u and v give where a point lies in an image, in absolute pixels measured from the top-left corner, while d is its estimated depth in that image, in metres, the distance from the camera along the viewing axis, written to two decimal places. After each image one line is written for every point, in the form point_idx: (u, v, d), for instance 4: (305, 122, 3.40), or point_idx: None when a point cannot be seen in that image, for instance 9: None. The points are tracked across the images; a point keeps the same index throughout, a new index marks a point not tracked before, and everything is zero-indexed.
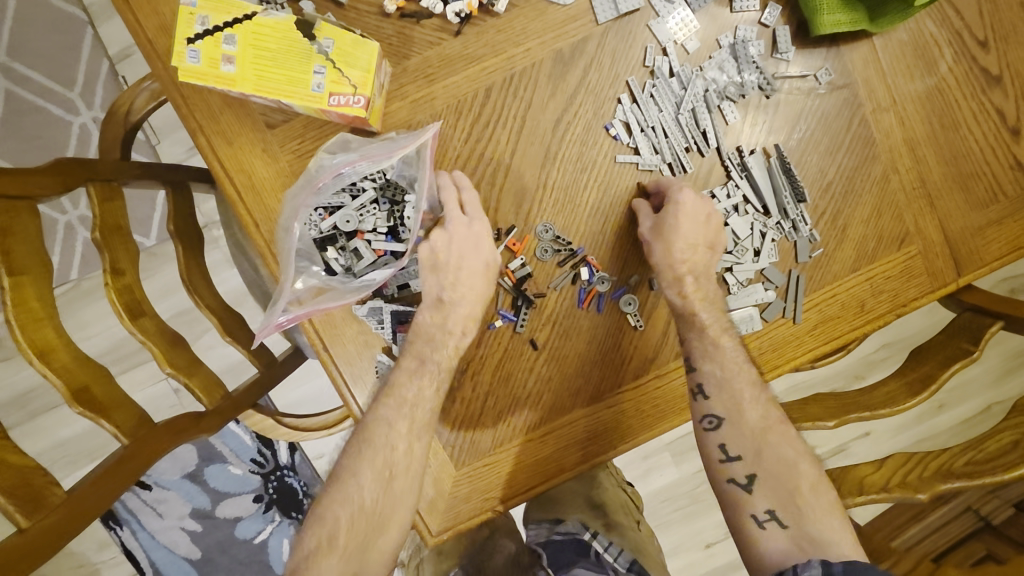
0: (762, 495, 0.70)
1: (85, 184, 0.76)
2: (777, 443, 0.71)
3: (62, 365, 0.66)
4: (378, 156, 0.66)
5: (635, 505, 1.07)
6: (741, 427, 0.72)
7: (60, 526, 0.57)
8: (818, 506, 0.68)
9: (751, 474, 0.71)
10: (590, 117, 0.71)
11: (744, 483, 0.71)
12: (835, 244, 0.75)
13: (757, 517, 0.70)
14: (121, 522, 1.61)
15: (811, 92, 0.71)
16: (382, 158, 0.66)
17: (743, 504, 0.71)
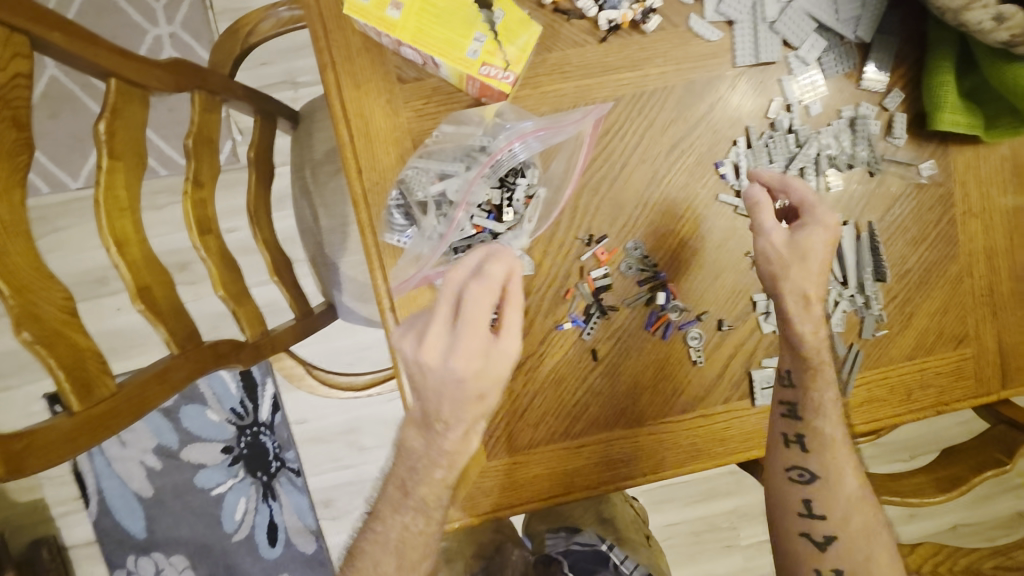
0: (834, 555, 0.74)
1: (193, 90, 0.75)
2: (865, 514, 0.74)
3: (133, 260, 0.65)
4: (532, 130, 0.68)
5: (640, 519, 1.11)
6: (838, 493, 0.74)
7: (102, 418, 0.56)
8: (885, 569, 0.73)
9: (829, 535, 0.74)
10: (704, 150, 0.73)
11: (819, 540, 0.75)
12: (898, 329, 0.77)
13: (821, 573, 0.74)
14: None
15: (912, 181, 0.74)
16: (535, 133, 0.68)
17: (810, 556, 0.75)
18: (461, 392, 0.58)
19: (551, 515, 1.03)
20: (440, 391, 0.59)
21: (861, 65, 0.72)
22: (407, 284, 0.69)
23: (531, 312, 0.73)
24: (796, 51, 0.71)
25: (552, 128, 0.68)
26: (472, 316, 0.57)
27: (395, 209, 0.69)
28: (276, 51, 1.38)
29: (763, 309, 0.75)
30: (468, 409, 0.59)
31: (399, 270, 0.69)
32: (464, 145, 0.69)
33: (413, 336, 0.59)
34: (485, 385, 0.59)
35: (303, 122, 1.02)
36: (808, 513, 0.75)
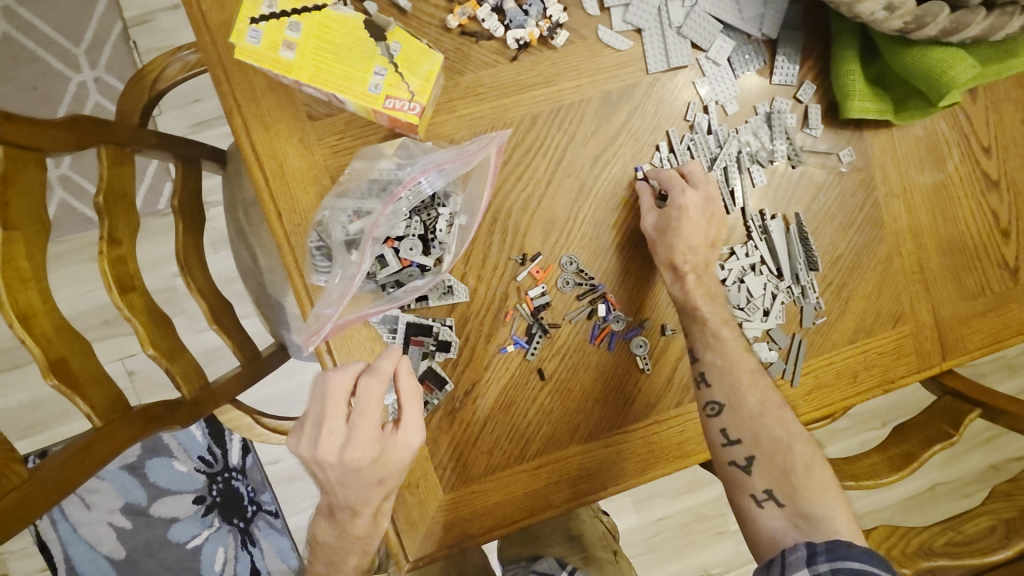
0: (760, 475, 0.72)
1: (98, 145, 0.73)
2: (774, 425, 0.72)
3: (43, 332, 0.62)
4: (440, 163, 0.65)
5: (611, 535, 1.09)
6: (740, 413, 0.72)
7: (12, 511, 0.53)
8: (813, 485, 0.70)
9: (750, 455, 0.72)
10: (628, 159, 0.73)
11: (745, 464, 0.72)
12: (837, 314, 0.78)
13: (756, 496, 0.72)
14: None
15: (833, 169, 0.75)
16: (444, 165, 0.65)
17: (745, 484, 0.72)
18: (359, 481, 0.61)
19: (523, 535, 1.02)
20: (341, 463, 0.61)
21: (771, 61, 0.73)
22: (320, 333, 0.65)
23: (472, 338, 0.72)
24: (707, 52, 0.72)
25: (462, 158, 0.66)
26: (359, 418, 0.60)
27: (317, 251, 0.68)
28: (206, 87, 1.35)
29: None
30: (369, 492, 0.62)
31: (315, 317, 0.65)
32: (377, 179, 0.68)
33: (310, 435, 0.61)
34: (383, 472, 0.61)
35: (231, 162, 0.99)
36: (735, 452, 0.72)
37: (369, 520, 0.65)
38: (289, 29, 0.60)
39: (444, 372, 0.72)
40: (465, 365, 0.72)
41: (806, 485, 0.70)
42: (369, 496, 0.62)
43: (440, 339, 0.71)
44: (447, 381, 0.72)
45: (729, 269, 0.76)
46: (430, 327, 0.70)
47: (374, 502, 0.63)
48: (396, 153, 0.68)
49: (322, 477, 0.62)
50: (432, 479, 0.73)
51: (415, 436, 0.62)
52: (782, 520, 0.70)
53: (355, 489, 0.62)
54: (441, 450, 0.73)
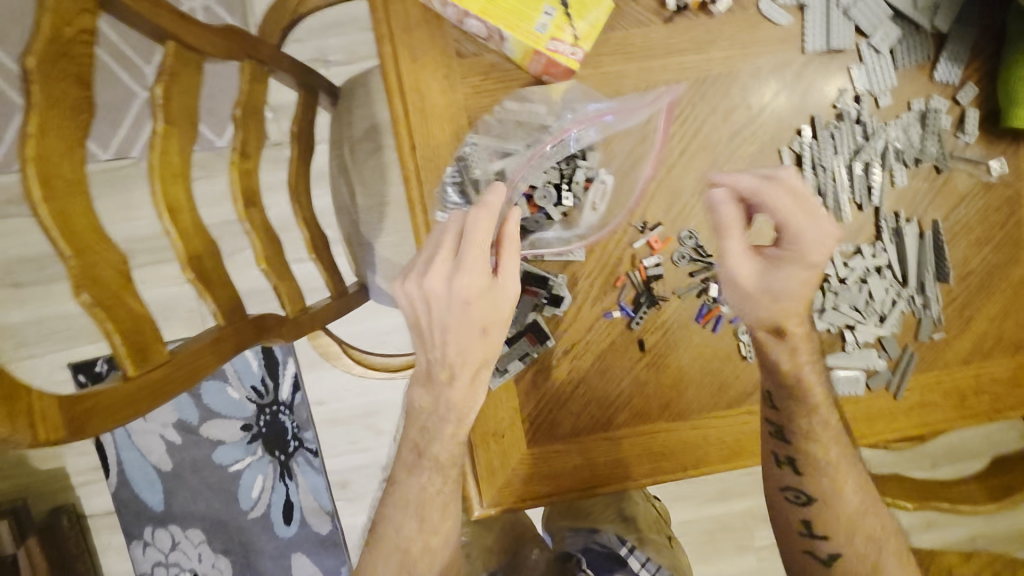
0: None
1: (243, 59, 0.74)
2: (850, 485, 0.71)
3: (184, 228, 0.64)
4: (602, 116, 0.65)
5: (663, 521, 1.05)
6: (835, 513, 0.71)
7: (153, 388, 0.54)
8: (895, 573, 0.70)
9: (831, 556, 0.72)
10: (766, 140, 0.71)
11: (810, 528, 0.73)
12: (956, 332, 0.75)
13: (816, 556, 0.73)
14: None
15: (980, 179, 0.72)
16: (606, 118, 0.65)
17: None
18: (466, 321, 0.60)
19: (571, 508, 0.99)
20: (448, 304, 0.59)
21: (934, 57, 0.70)
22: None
23: (580, 298, 0.71)
24: (869, 39, 0.69)
25: (626, 111, 0.66)
26: (467, 254, 0.58)
27: (451, 188, 0.67)
28: (310, 27, 1.37)
29: (819, 306, 0.73)
30: (474, 343, 0.61)
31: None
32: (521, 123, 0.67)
33: (416, 277, 0.60)
34: (488, 318, 0.60)
35: (344, 98, 1.00)
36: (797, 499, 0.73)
37: (467, 384, 0.63)
38: None
39: (547, 328, 0.71)
40: (569, 323, 0.72)
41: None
42: (472, 347, 0.61)
43: (553, 294, 0.70)
44: (549, 337, 0.71)
45: (852, 268, 0.72)
46: (544, 279, 0.69)
47: (477, 358, 0.62)
48: (545, 100, 0.67)
49: (426, 327, 0.61)
50: (518, 432, 0.73)
51: (514, 284, 0.60)
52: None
53: (456, 339, 0.61)
54: (531, 405, 0.73)
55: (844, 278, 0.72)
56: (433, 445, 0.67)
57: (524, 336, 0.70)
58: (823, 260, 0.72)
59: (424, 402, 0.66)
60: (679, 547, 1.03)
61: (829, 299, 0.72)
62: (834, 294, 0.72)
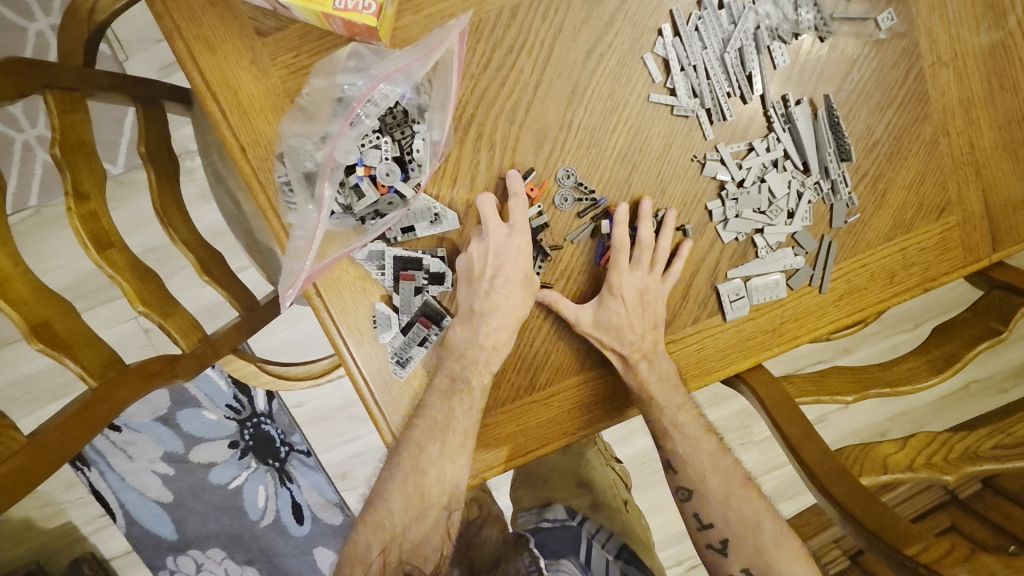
0: (735, 557, 0.71)
1: (41, 91, 0.66)
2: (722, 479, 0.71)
3: (18, 296, 0.59)
4: (407, 65, 0.59)
5: (623, 483, 1.15)
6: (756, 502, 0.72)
7: (13, 477, 0.52)
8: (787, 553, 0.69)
9: (726, 542, 0.71)
10: (626, 49, 0.63)
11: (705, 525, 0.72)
12: (873, 210, 0.69)
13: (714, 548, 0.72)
14: (86, 462, 1.54)
15: (869, 39, 0.65)
16: (413, 67, 0.59)
17: (723, 566, 0.72)
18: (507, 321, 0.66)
19: (533, 477, 1.07)
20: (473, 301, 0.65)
21: None
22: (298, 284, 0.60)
23: None
24: None
25: (428, 52, 0.59)
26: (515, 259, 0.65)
27: (285, 186, 0.61)
28: None
29: (721, 217, 0.68)
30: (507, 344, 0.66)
31: (285, 269, 0.60)
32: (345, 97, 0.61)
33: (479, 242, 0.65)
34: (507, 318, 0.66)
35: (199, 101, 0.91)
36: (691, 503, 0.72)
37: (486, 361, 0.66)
38: None
39: (440, 306, 0.67)
40: None
41: (773, 552, 0.69)
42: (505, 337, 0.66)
43: (432, 272, 0.65)
44: (444, 315, 0.67)
45: (747, 168, 0.66)
46: (418, 260, 0.64)
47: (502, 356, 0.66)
48: (360, 65, 0.60)
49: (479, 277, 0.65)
50: None
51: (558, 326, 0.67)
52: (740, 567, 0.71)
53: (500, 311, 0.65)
54: None
55: (741, 181, 0.67)
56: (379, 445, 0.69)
57: (418, 322, 0.66)
58: (716, 167, 0.66)
59: (421, 470, 0.67)
60: (635, 507, 1.12)
61: (730, 208, 0.67)
62: (734, 200, 0.67)
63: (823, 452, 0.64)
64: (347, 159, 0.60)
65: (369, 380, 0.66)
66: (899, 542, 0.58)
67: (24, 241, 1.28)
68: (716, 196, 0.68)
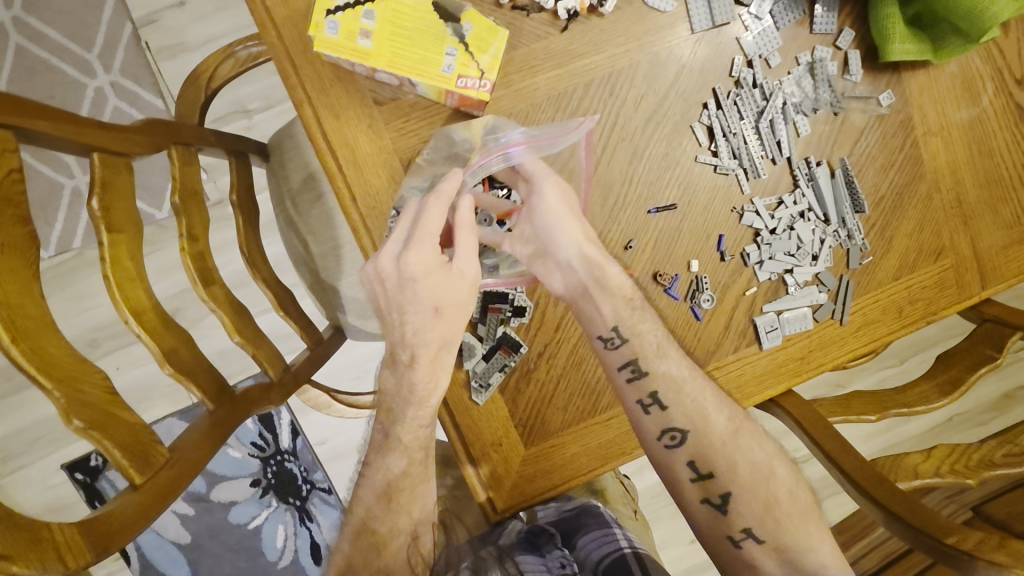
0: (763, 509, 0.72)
1: (169, 146, 0.75)
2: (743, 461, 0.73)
3: (153, 326, 0.65)
4: (509, 146, 0.68)
5: (631, 496, 1.20)
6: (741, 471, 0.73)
7: (166, 488, 0.57)
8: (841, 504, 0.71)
9: (747, 528, 0.72)
10: (678, 118, 0.76)
11: (718, 502, 0.73)
12: (882, 253, 0.82)
13: (734, 537, 0.72)
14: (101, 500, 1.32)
15: (874, 113, 0.79)
16: (512, 149, 0.68)
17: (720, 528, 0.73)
18: (419, 302, 0.65)
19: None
20: (399, 303, 0.65)
21: (810, 12, 0.76)
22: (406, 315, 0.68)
23: (541, 303, 0.76)
24: (748, 8, 0.75)
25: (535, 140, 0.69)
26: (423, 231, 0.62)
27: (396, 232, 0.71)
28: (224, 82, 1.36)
29: (756, 259, 0.79)
30: (426, 321, 0.66)
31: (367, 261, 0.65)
32: (455, 155, 0.70)
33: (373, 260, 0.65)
34: (441, 297, 0.65)
35: (275, 152, 1.01)
36: (698, 474, 0.74)
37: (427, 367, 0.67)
38: (364, 17, 0.64)
39: (518, 337, 0.76)
40: (537, 328, 0.76)
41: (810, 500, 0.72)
42: (428, 328, 0.66)
43: (515, 305, 0.75)
44: (521, 345, 0.75)
45: (779, 218, 0.78)
46: (504, 295, 0.75)
47: (436, 337, 0.67)
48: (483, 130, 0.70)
49: (386, 307, 0.66)
50: (514, 437, 0.77)
51: (469, 267, 0.65)
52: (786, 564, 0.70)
53: (414, 320, 0.66)
54: (520, 411, 0.77)
55: (774, 229, 0.78)
56: (402, 422, 0.71)
57: (499, 349, 0.75)
58: (753, 217, 0.78)
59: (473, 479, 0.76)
60: (644, 517, 1.18)
61: (765, 251, 0.78)
62: (767, 245, 0.78)
63: (860, 463, 0.74)
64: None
65: (454, 402, 0.75)
66: (938, 532, 0.66)
67: (65, 282, 1.34)
68: (752, 241, 0.79)
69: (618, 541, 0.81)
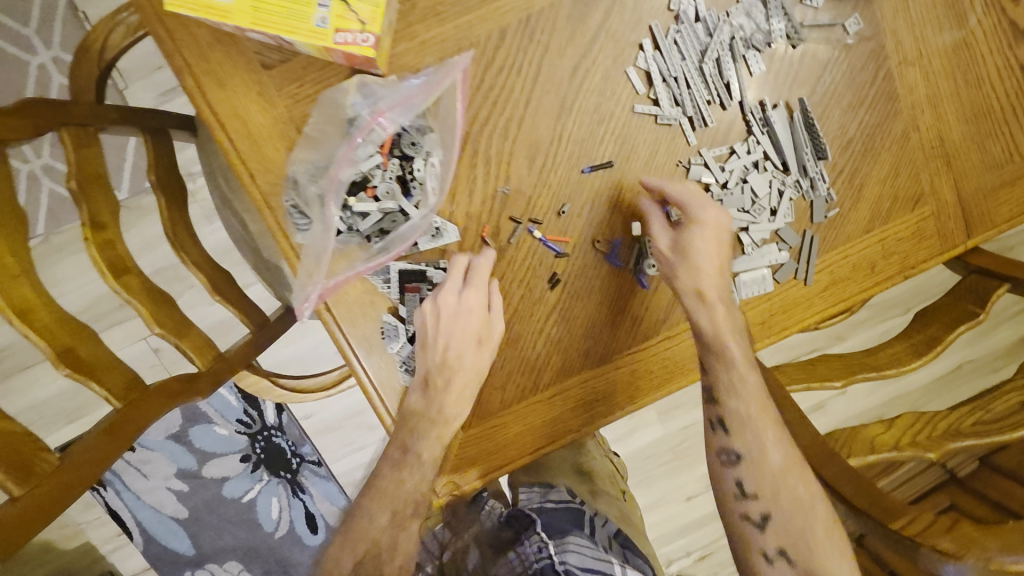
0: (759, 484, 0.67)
1: (57, 128, 0.70)
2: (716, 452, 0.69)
3: (43, 325, 0.61)
4: (383, 116, 0.64)
5: (620, 474, 1.13)
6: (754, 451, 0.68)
7: (50, 495, 0.55)
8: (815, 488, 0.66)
9: (767, 513, 0.67)
10: (610, 64, 0.67)
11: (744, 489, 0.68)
12: (851, 204, 0.73)
13: (752, 520, 0.67)
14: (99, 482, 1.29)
15: (839, 43, 0.70)
16: (387, 117, 0.64)
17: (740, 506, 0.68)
18: (448, 386, 0.67)
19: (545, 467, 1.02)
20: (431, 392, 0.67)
21: None
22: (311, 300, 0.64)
23: None
24: None
25: (406, 103, 0.64)
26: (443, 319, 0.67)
27: (293, 210, 0.64)
28: None
29: None
30: (459, 396, 0.68)
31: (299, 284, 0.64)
32: (343, 121, 0.65)
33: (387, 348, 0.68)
34: (470, 374, 0.68)
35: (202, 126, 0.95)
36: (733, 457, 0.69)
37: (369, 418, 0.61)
38: None
39: None
40: None
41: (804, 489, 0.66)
42: (460, 396, 0.68)
43: (435, 284, 0.69)
44: None
45: (729, 170, 0.70)
46: (422, 272, 0.68)
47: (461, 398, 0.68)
48: (357, 91, 0.64)
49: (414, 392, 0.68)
50: None
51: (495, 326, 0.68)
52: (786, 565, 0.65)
53: (451, 399, 0.67)
54: None
55: (725, 183, 0.70)
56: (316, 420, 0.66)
57: None
58: (701, 170, 0.70)
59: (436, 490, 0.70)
60: (633, 496, 1.11)
61: None
62: (719, 202, 0.71)
63: (814, 437, 0.69)
64: (363, 179, 0.65)
65: (380, 389, 0.69)
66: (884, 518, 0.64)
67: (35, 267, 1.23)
68: None
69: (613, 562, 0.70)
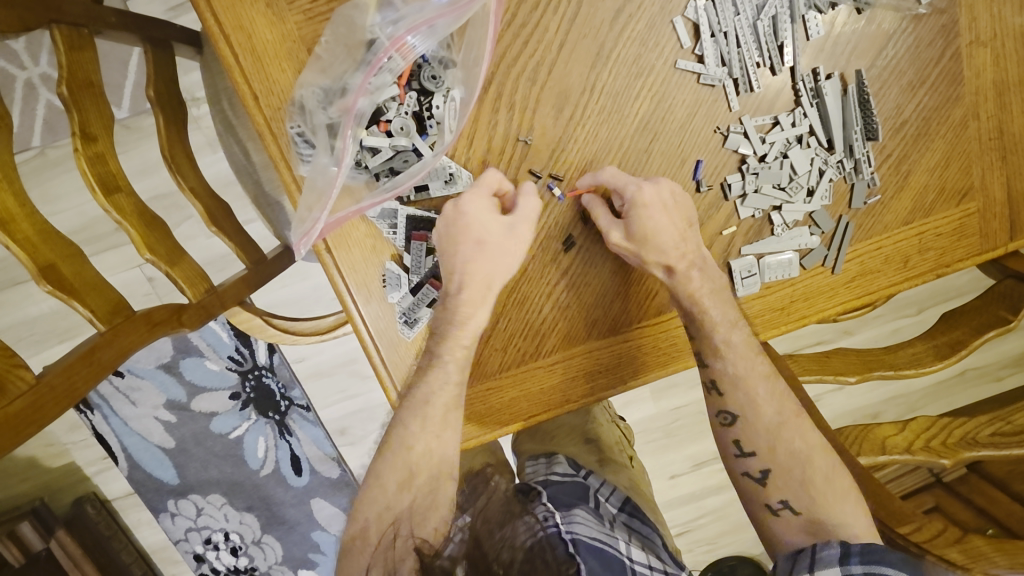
0: (775, 487, 0.66)
1: (48, 25, 0.64)
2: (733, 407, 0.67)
3: (25, 237, 0.56)
4: (405, 37, 0.56)
5: (626, 441, 1.09)
6: (755, 423, 0.67)
7: (24, 415, 0.52)
8: (833, 490, 0.64)
9: (783, 500, 0.65)
10: (656, 11, 0.61)
11: (760, 475, 0.67)
12: (894, 192, 0.68)
13: (771, 507, 0.67)
14: (87, 404, 1.25)
15: (908, 13, 0.64)
16: (408, 40, 0.56)
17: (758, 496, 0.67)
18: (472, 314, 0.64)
19: (538, 433, 1.00)
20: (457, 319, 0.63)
21: None
22: (311, 236, 0.58)
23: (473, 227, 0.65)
24: None
25: (431, 26, 0.56)
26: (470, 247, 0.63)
27: (298, 137, 0.60)
28: None
29: (739, 192, 0.66)
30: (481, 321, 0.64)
31: (297, 220, 0.59)
32: (357, 42, 0.58)
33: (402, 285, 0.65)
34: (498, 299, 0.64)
35: (207, 44, 0.89)
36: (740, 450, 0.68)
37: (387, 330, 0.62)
38: None
39: None
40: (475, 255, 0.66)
41: (822, 489, 0.64)
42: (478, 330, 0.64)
43: None
44: None
45: (771, 143, 0.65)
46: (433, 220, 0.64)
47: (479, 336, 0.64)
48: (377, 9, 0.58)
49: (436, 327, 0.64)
50: None
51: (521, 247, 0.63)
52: (798, 530, 0.65)
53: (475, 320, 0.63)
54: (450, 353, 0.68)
55: (764, 155, 0.65)
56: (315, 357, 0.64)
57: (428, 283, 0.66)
58: (739, 139, 0.65)
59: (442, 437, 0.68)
60: (639, 464, 1.07)
61: (750, 182, 0.66)
62: (754, 175, 0.65)
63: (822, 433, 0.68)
64: (377, 114, 0.59)
65: (377, 338, 0.66)
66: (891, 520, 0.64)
67: (30, 181, 1.18)
68: (736, 169, 0.66)
69: (616, 543, 0.66)
